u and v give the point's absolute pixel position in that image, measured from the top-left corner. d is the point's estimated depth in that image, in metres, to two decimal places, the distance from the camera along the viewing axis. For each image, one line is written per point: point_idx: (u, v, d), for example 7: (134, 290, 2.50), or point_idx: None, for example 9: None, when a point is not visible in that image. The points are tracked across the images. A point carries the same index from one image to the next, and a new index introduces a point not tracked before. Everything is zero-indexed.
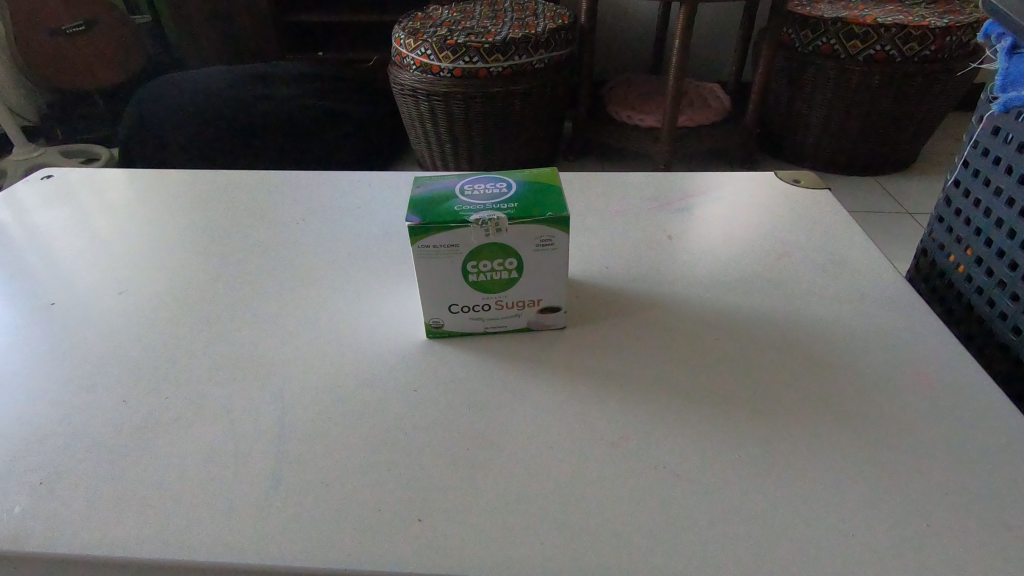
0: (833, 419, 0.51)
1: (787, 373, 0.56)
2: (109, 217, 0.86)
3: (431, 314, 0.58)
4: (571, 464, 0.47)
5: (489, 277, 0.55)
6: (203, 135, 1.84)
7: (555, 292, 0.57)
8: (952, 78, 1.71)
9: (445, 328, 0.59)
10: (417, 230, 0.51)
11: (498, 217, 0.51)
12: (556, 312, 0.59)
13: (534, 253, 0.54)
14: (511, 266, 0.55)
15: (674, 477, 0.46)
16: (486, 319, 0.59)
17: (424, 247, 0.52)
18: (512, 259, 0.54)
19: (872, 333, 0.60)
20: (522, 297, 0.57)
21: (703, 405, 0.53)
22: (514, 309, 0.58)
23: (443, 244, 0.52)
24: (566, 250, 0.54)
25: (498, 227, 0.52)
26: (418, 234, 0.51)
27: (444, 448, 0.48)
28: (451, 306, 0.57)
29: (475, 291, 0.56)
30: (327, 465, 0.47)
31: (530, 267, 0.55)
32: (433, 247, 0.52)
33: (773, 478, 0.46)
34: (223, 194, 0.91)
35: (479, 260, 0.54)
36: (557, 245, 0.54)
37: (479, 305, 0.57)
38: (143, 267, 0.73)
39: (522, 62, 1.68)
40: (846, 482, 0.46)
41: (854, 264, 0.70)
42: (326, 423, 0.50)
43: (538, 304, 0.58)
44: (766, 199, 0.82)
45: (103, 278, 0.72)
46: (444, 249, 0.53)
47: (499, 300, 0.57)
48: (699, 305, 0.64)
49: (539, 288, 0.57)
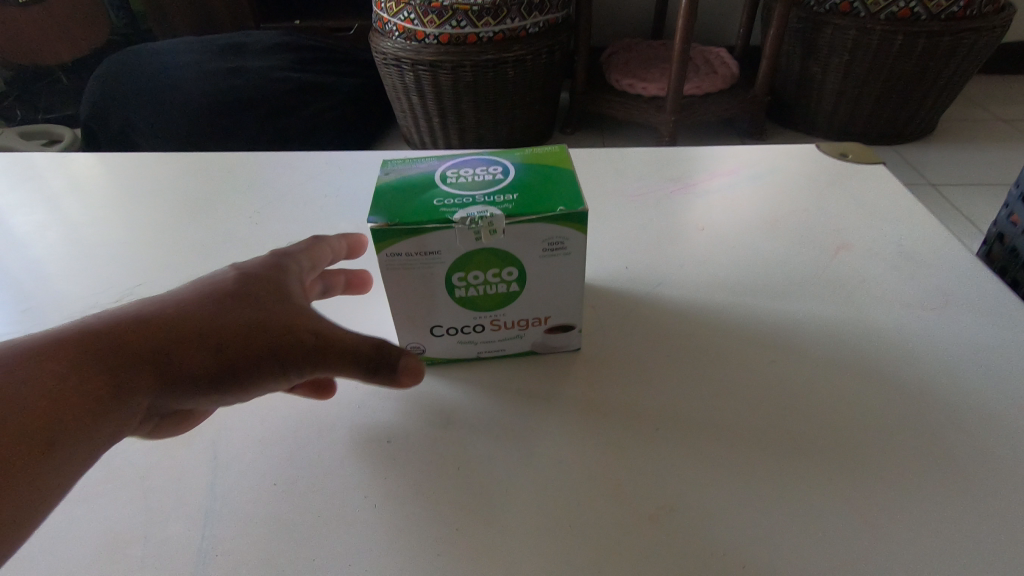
0: (933, 471, 0.41)
1: (866, 405, 0.45)
2: (41, 211, 0.74)
3: (408, 339, 0.47)
4: (592, 548, 0.37)
5: (480, 292, 0.44)
6: (165, 113, 1.68)
7: (566, 306, 0.46)
8: (981, 38, 1.57)
9: (427, 354, 0.48)
10: (385, 236, 0.39)
11: (492, 214, 0.39)
12: (568, 332, 0.48)
13: (542, 260, 0.42)
14: (510, 276, 0.43)
15: (735, 568, 0.36)
16: (479, 342, 0.48)
17: (392, 255, 0.40)
18: (511, 268, 0.43)
19: (962, 350, 0.49)
20: (524, 315, 0.46)
21: (763, 456, 0.42)
22: (515, 330, 0.47)
23: (421, 250, 0.40)
24: (582, 254, 0.42)
25: (492, 229, 0.39)
26: (385, 240, 0.39)
27: (423, 530, 0.38)
28: (432, 328, 0.46)
29: (463, 308, 0.45)
30: (266, 557, 0.37)
31: (534, 278, 0.43)
32: (404, 255, 0.40)
33: (867, 563, 0.36)
34: (177, 182, 0.79)
35: (468, 270, 0.42)
36: (570, 250, 0.42)
37: (469, 326, 0.46)
38: (93, 268, 0.64)
39: (515, 27, 1.53)
40: (964, 565, 0.36)
41: (924, 257, 0.58)
42: (269, 492, 0.40)
43: (546, 323, 0.47)
44: (805, 175, 0.70)
45: (45, 287, 0.62)
46: (418, 257, 0.41)
47: (494, 320, 0.46)
48: (745, 314, 0.53)
49: (546, 303, 0.45)
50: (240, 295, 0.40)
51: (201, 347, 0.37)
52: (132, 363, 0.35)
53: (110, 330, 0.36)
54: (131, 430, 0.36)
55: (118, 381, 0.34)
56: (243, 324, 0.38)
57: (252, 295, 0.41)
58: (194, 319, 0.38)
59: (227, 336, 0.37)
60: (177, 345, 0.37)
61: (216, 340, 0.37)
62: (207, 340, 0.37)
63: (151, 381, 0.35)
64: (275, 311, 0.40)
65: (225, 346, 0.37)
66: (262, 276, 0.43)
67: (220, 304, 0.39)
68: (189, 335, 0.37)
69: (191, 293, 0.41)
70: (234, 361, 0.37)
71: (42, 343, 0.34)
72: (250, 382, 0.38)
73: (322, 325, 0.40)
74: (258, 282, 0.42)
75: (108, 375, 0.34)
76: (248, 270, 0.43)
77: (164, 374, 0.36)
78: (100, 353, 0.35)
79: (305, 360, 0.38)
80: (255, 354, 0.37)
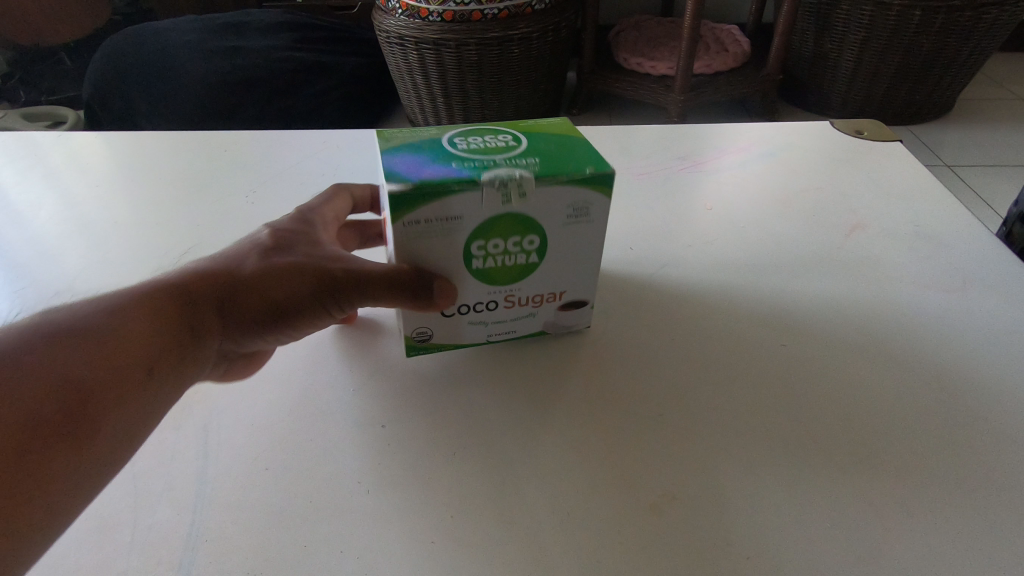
0: (946, 457, 0.39)
1: (879, 390, 0.44)
2: (33, 188, 0.73)
3: (415, 324, 0.45)
4: (596, 538, 0.36)
5: (498, 264, 0.43)
6: (165, 93, 1.66)
7: (580, 278, 0.45)
8: (1003, 12, 1.52)
9: (432, 341, 0.46)
10: (405, 201, 0.37)
11: (522, 175, 0.38)
12: (582, 308, 0.47)
13: (564, 228, 0.41)
14: (531, 245, 0.42)
15: (743, 560, 0.35)
16: (491, 321, 0.46)
17: (412, 221, 0.38)
18: (533, 236, 0.41)
19: (984, 334, 0.47)
20: (540, 290, 0.45)
21: (771, 443, 0.41)
22: (529, 307, 0.46)
23: (439, 216, 0.38)
24: (603, 220, 0.42)
25: (521, 191, 0.38)
26: (408, 204, 0.37)
27: (418, 519, 0.37)
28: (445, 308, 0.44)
29: (479, 281, 0.43)
30: (255, 545, 0.36)
31: (555, 246, 0.43)
32: (424, 221, 0.38)
33: (880, 555, 0.35)
34: (172, 158, 0.78)
35: (489, 239, 0.41)
36: (593, 217, 0.41)
37: (482, 303, 0.45)
38: (88, 245, 0.63)
39: (520, 4, 1.50)
40: (984, 560, 0.34)
41: (942, 237, 0.56)
42: (256, 480, 0.39)
43: (561, 298, 0.46)
44: (819, 153, 0.68)
45: (38, 264, 0.61)
46: (438, 223, 0.39)
47: (509, 295, 0.45)
48: (753, 296, 0.51)
49: (561, 275, 0.45)
50: (274, 246, 0.43)
51: (255, 292, 0.40)
52: (199, 312, 0.39)
53: (175, 285, 0.39)
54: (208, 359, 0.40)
55: (190, 322, 0.38)
56: (281, 271, 0.41)
57: (284, 245, 0.43)
58: (237, 273, 0.41)
59: (266, 284, 0.40)
60: (229, 296, 0.40)
61: (259, 285, 0.40)
62: (249, 289, 0.40)
63: (213, 321, 0.39)
64: (309, 256, 0.42)
65: (270, 289, 0.40)
66: (294, 230, 0.45)
67: (261, 255, 0.42)
68: (234, 288, 0.40)
69: (230, 250, 0.43)
70: (281, 302, 0.40)
71: (123, 297, 0.37)
72: (303, 320, 0.42)
73: (355, 260, 0.42)
74: (290, 234, 0.44)
75: (182, 323, 0.38)
76: (279, 226, 0.45)
77: (224, 320, 0.40)
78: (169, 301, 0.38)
79: (347, 293, 0.41)
80: (299, 292, 0.41)
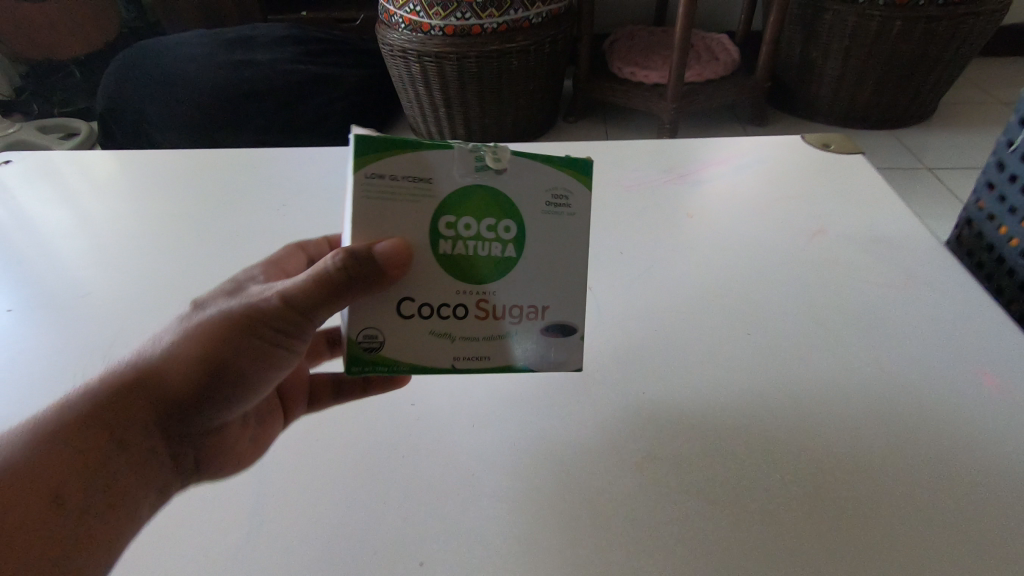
0: (868, 429, 0.49)
1: (830, 371, 0.53)
2: (73, 206, 0.80)
3: (361, 327, 0.43)
4: (591, 489, 0.47)
5: (469, 247, 0.43)
6: (178, 107, 1.74)
7: (567, 297, 0.45)
8: (978, 22, 1.60)
9: (383, 350, 0.44)
10: (372, 146, 0.40)
11: (498, 145, 0.42)
12: (566, 334, 0.46)
13: (543, 215, 0.43)
14: (505, 231, 0.43)
15: (704, 504, 0.45)
16: (457, 331, 0.44)
17: (382, 177, 0.41)
18: (508, 221, 0.43)
19: (921, 326, 0.56)
20: (521, 302, 0.44)
21: (736, 414, 0.51)
22: (508, 321, 0.45)
23: (409, 174, 0.41)
24: (584, 220, 0.44)
25: (496, 160, 0.42)
26: (381, 153, 0.41)
27: (453, 478, 0.48)
28: (403, 303, 0.43)
29: (446, 265, 0.43)
30: (329, 503, 0.47)
31: (534, 239, 0.43)
32: (393, 179, 0.41)
33: (812, 497, 0.45)
34: (200, 176, 0.86)
35: (460, 215, 0.42)
36: (574, 210, 0.43)
37: (450, 304, 0.44)
38: (134, 258, 0.71)
39: (518, 18, 1.57)
40: (892, 498, 0.45)
41: (894, 242, 0.64)
42: (309, 475, 0.49)
43: (543, 315, 0.45)
44: (790, 164, 0.76)
45: (91, 279, 0.68)
46: (407, 185, 0.41)
47: (479, 297, 0.44)
48: (726, 293, 0.60)
49: (543, 286, 0.44)
50: (188, 316, 0.42)
51: (174, 366, 0.39)
52: (119, 405, 0.38)
53: (88, 389, 0.38)
54: (165, 476, 0.42)
55: (112, 421, 0.38)
56: (200, 337, 0.40)
57: (197, 310, 0.42)
58: (152, 354, 0.40)
59: (193, 350, 0.40)
60: (148, 379, 0.39)
61: (179, 359, 0.39)
62: (174, 367, 0.39)
63: (148, 415, 0.39)
64: (230, 310, 0.41)
65: (192, 359, 0.40)
66: (212, 292, 0.44)
67: (176, 328, 0.41)
68: (150, 369, 0.39)
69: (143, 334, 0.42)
70: (210, 364, 0.40)
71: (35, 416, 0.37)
72: (244, 371, 0.41)
73: (280, 290, 0.41)
74: (206, 297, 0.43)
75: (103, 424, 0.37)
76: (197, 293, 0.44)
77: (151, 403, 0.39)
78: (98, 408, 0.37)
79: (284, 327, 0.41)
80: (229, 345, 0.40)
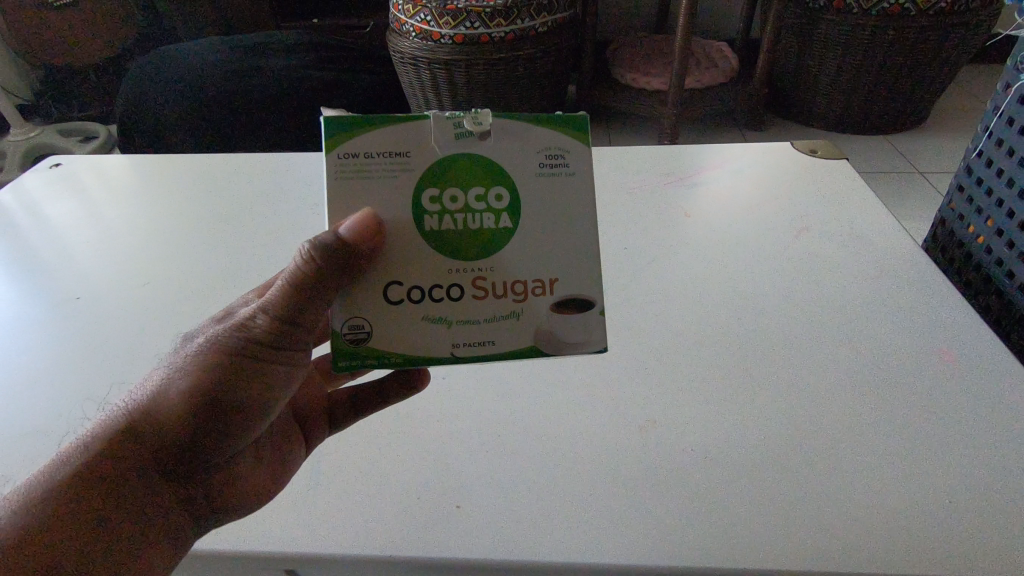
0: (851, 397, 0.54)
1: (817, 347, 0.58)
2: (117, 206, 0.87)
3: (349, 318, 0.44)
4: (600, 447, 0.51)
5: (460, 219, 0.44)
6: (197, 111, 1.81)
7: (571, 267, 0.45)
8: (967, 31, 1.66)
9: (373, 338, 0.44)
10: (348, 127, 0.43)
11: (478, 111, 0.44)
12: (574, 305, 0.46)
13: (539, 177, 0.45)
14: (495, 199, 0.44)
15: (703, 460, 0.49)
16: (459, 311, 0.45)
17: (364, 153, 0.43)
18: (498, 189, 0.44)
19: (898, 310, 0.62)
20: (525, 277, 0.45)
21: (732, 382, 0.55)
22: (512, 298, 0.45)
23: (388, 150, 0.43)
24: (581, 177, 0.45)
25: (478, 125, 0.44)
26: (360, 131, 0.43)
27: (474, 436, 0.52)
28: (392, 287, 0.44)
29: (438, 240, 0.44)
30: (363, 460, 0.51)
31: (532, 210, 0.45)
32: (376, 154, 0.43)
33: (802, 454, 0.49)
34: (232, 178, 0.92)
35: (447, 187, 0.44)
36: (568, 169, 0.45)
37: (448, 283, 0.44)
38: (176, 252, 0.78)
39: (524, 27, 1.64)
40: (876, 453, 0.49)
41: (873, 239, 0.71)
42: (350, 444, 0.53)
43: (551, 288, 0.45)
44: (779, 168, 0.82)
45: (137, 270, 0.75)
46: (390, 159, 0.43)
47: (477, 275, 0.45)
48: (720, 282, 0.66)
49: (546, 259, 0.45)
50: (176, 355, 0.43)
51: (163, 409, 0.41)
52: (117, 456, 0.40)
53: (88, 444, 0.40)
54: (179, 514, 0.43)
55: (111, 473, 0.39)
56: (188, 375, 0.41)
57: (185, 348, 0.43)
58: (143, 401, 0.41)
59: (183, 391, 0.41)
60: (141, 426, 0.40)
61: (169, 401, 0.41)
62: (165, 410, 0.40)
63: (147, 461, 0.41)
64: (216, 343, 0.42)
65: (183, 398, 0.41)
66: (202, 326, 0.45)
67: (165, 371, 0.42)
68: (141, 416, 0.41)
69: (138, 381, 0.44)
70: (200, 400, 0.41)
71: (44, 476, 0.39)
72: (238, 399, 0.42)
73: (262, 312, 0.42)
74: (195, 333, 0.44)
75: (103, 476, 0.39)
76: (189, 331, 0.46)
77: (147, 449, 0.41)
78: (100, 453, 0.40)
79: (271, 348, 0.43)
80: (218, 376, 0.41)
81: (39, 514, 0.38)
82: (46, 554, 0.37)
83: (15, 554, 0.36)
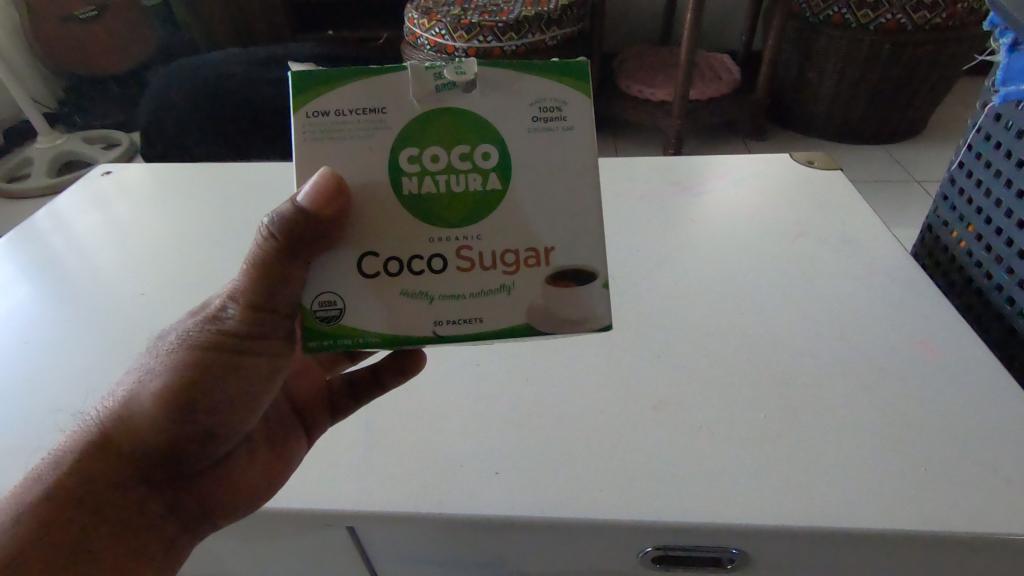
0: (843, 384, 0.60)
1: (812, 340, 0.64)
2: (162, 211, 0.95)
3: (321, 296, 0.46)
4: (617, 425, 0.57)
5: (442, 178, 0.45)
6: (220, 120, 1.88)
7: (565, 238, 0.46)
8: (960, 46, 1.73)
9: (346, 313, 0.46)
10: (319, 85, 0.44)
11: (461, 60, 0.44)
12: (563, 275, 0.47)
13: (531, 135, 0.45)
14: (479, 155, 0.45)
15: (711, 437, 0.55)
16: (446, 282, 0.46)
17: (338, 111, 0.44)
18: (483, 145, 0.45)
19: (886, 308, 0.68)
20: (516, 246, 0.46)
21: (736, 370, 0.61)
22: (505, 268, 0.46)
23: (359, 107, 0.44)
24: (581, 133, 0.45)
25: (459, 75, 0.44)
26: (333, 86, 0.44)
27: (505, 416, 0.58)
28: (368, 258, 0.46)
29: (417, 202, 0.45)
30: (406, 436, 0.57)
31: (524, 175, 0.45)
32: (350, 111, 0.44)
33: (798, 431, 0.55)
34: (267, 185, 1.00)
35: (426, 146, 0.45)
36: (564, 126, 0.45)
37: (433, 250, 0.46)
38: (221, 252, 0.85)
39: (536, 40, 1.71)
40: (865, 431, 0.55)
41: (865, 243, 0.77)
42: (395, 423, 0.58)
43: (544, 257, 0.46)
44: (778, 178, 0.89)
45: (186, 268, 0.82)
46: (364, 115, 0.44)
47: (460, 242, 0.46)
48: (724, 282, 0.72)
49: (535, 229, 0.46)
50: (161, 350, 0.48)
51: (152, 402, 0.46)
52: (115, 443, 0.47)
53: (93, 432, 0.47)
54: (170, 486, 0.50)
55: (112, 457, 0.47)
56: (172, 370, 0.46)
57: (169, 342, 0.48)
58: (134, 393, 0.47)
59: (167, 385, 0.46)
60: (134, 417, 0.47)
61: (156, 393, 0.46)
62: (152, 402, 0.46)
63: (143, 446, 0.47)
64: (196, 337, 0.47)
65: (168, 391, 0.46)
66: (186, 316, 0.49)
67: (151, 365, 0.48)
68: (134, 407, 0.47)
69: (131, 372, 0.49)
70: (183, 392, 0.46)
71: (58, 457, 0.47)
72: (218, 389, 0.47)
73: (236, 305, 0.46)
74: (179, 323, 0.49)
75: (106, 460, 0.46)
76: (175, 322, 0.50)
77: (139, 436, 0.47)
78: (103, 443, 0.47)
79: (248, 341, 0.47)
80: (199, 369, 0.46)
81: (55, 491, 0.45)
82: (61, 526, 0.45)
83: (35, 528, 0.44)
